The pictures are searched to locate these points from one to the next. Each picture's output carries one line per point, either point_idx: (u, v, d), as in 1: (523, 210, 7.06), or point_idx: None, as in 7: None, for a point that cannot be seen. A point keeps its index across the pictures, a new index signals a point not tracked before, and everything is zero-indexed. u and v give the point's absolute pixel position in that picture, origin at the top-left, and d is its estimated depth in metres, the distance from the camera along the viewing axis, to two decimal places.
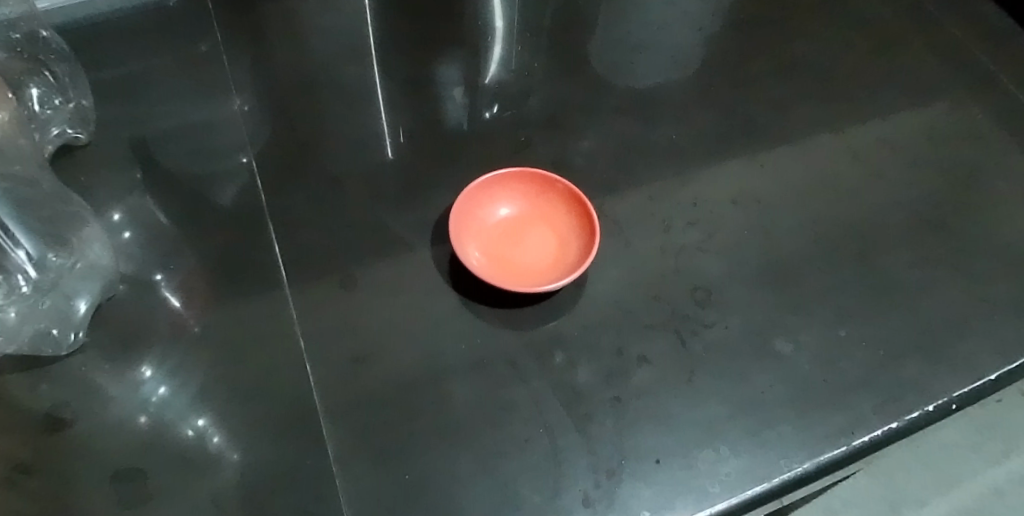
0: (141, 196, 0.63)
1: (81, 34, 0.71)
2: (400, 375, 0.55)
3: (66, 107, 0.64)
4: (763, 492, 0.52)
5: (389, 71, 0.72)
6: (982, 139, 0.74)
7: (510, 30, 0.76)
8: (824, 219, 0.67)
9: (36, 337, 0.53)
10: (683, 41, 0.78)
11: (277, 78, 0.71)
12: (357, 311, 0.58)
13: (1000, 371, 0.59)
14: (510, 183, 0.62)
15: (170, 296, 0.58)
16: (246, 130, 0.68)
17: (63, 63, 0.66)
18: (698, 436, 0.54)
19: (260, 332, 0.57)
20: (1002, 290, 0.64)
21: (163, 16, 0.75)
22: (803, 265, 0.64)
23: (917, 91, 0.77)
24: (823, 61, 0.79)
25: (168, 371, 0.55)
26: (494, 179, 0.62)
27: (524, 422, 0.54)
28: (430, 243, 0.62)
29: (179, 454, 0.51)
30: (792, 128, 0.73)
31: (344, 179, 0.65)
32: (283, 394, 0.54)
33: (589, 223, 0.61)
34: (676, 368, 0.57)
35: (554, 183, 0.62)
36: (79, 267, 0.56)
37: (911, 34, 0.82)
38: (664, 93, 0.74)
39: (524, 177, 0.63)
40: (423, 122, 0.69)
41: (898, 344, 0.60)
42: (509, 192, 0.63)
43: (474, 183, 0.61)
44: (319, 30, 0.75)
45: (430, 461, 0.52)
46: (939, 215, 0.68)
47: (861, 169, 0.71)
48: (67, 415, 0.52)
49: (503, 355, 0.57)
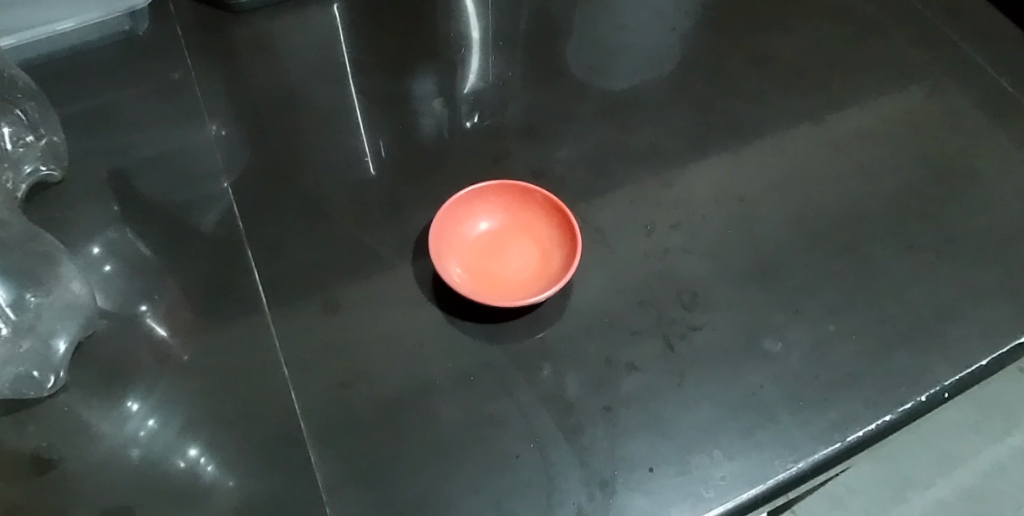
0: (121, 229, 0.63)
1: (47, 65, 0.70)
2: (389, 395, 0.55)
3: (38, 144, 0.63)
4: (759, 494, 0.52)
5: (364, 86, 0.71)
6: (962, 119, 0.74)
7: (484, 38, 0.76)
8: (808, 211, 0.67)
9: (18, 381, 0.54)
10: (659, 41, 0.78)
11: (251, 98, 0.70)
12: (341, 334, 0.58)
13: (993, 356, 0.58)
14: (490, 196, 0.62)
15: (156, 326, 0.58)
16: (222, 155, 0.67)
17: (32, 100, 0.64)
18: (691, 441, 0.53)
19: (245, 364, 0.57)
20: (990, 273, 0.63)
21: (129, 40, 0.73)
22: (790, 260, 0.63)
23: (897, 79, 0.77)
24: (800, 52, 0.78)
25: (156, 404, 0.55)
26: (472, 193, 0.61)
27: (514, 437, 0.53)
28: (414, 260, 0.62)
29: (170, 486, 0.52)
30: (773, 122, 0.73)
31: (324, 198, 0.65)
32: (272, 421, 0.54)
33: (572, 236, 0.60)
34: (666, 373, 0.56)
35: (532, 193, 0.62)
36: (57, 305, 0.57)
37: (887, 21, 0.81)
38: (641, 94, 0.73)
39: (502, 190, 0.62)
40: (403, 137, 0.69)
41: (888, 334, 0.59)
42: (489, 206, 0.62)
43: (452, 199, 0.60)
44: (290, 47, 0.74)
45: (422, 481, 0.52)
46: (924, 200, 0.68)
47: (843, 158, 0.71)
48: (54, 456, 0.52)
49: (490, 369, 0.56)
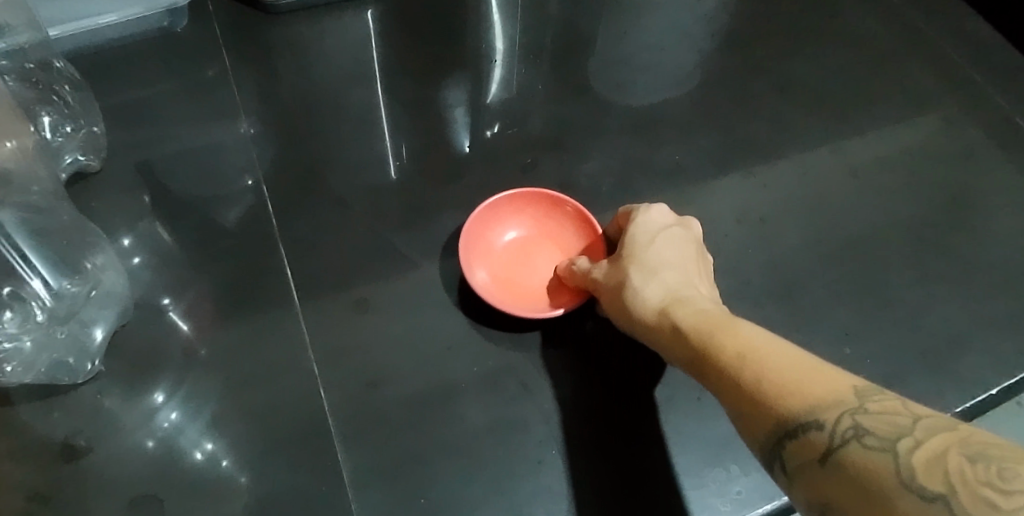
0: (152, 221, 0.64)
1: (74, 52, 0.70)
2: (413, 397, 0.56)
3: (77, 134, 0.64)
4: (773, 509, 0.55)
5: (393, 91, 0.72)
6: (974, 151, 0.76)
7: (511, 48, 0.77)
8: (825, 235, 0.69)
9: (52, 366, 0.55)
10: (683, 60, 0.79)
11: (279, 97, 0.71)
12: (366, 335, 0.59)
13: (1002, 385, 0.62)
14: (522, 202, 0.63)
15: (177, 320, 0.59)
16: (253, 153, 0.68)
17: (75, 92, 0.66)
18: (708, 455, 0.56)
19: (271, 359, 0.58)
20: (998, 305, 0.67)
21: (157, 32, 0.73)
22: (809, 282, 0.66)
23: (913, 108, 0.79)
24: (819, 77, 0.79)
25: (183, 398, 0.56)
26: (504, 199, 0.62)
27: (536, 444, 0.55)
28: (439, 264, 0.63)
29: (194, 480, 0.53)
30: (791, 146, 0.74)
31: (352, 198, 0.66)
32: (298, 418, 0.55)
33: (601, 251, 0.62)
34: (685, 386, 0.58)
35: (562, 204, 0.63)
36: (94, 294, 0.58)
37: (905, 48, 0.83)
38: (664, 112, 0.75)
39: (535, 198, 0.63)
40: (431, 143, 0.70)
41: (901, 360, 0.63)
42: (519, 211, 0.64)
43: (485, 201, 0.61)
44: (321, 47, 0.74)
45: (449, 484, 0.53)
46: (936, 231, 0.70)
47: (859, 185, 0.73)
48: (82, 442, 0.54)
49: (513, 375, 0.58)
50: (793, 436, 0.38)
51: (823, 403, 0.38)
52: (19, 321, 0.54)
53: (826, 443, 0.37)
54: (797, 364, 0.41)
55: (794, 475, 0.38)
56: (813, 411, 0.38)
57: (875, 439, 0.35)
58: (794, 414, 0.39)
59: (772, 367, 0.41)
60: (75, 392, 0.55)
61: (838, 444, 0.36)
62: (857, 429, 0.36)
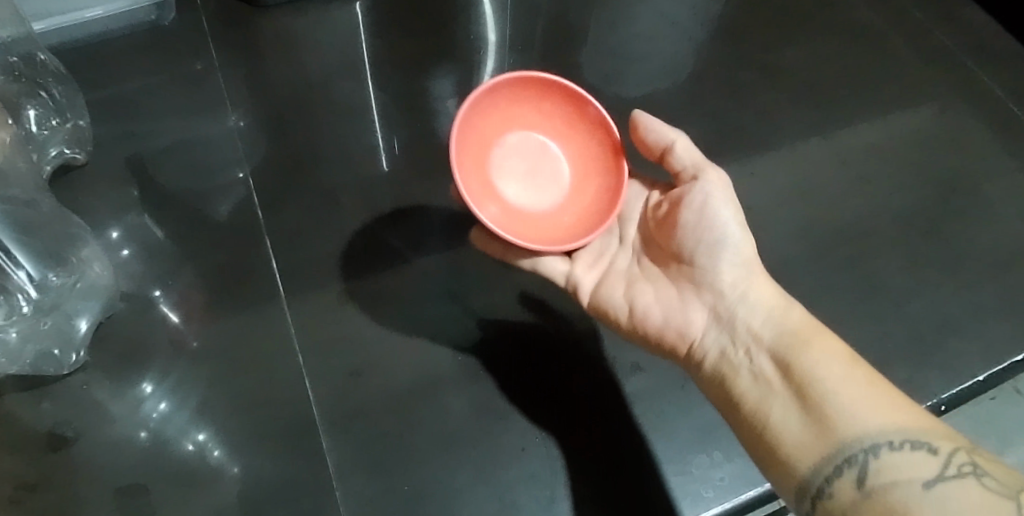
0: (140, 214, 0.64)
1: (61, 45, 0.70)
2: (400, 386, 0.57)
3: (64, 127, 0.65)
4: (755, 496, 0.55)
5: (382, 82, 0.72)
6: (967, 139, 0.76)
7: (501, 38, 0.76)
8: (815, 224, 0.69)
9: (38, 358, 0.55)
10: (675, 49, 0.79)
11: (269, 89, 0.71)
12: (353, 325, 0.59)
13: (990, 372, 0.62)
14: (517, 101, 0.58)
15: (170, 312, 0.60)
16: (242, 146, 0.68)
17: (61, 85, 0.66)
18: (692, 441, 0.56)
19: (258, 350, 0.58)
20: (988, 292, 0.67)
21: (145, 24, 0.73)
22: (798, 271, 0.66)
23: (906, 96, 0.78)
24: (812, 66, 0.79)
25: (171, 388, 0.57)
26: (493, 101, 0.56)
27: (521, 432, 0.56)
28: (427, 255, 0.63)
29: (181, 469, 0.54)
30: (782, 135, 0.74)
31: (340, 189, 0.66)
32: (285, 408, 0.56)
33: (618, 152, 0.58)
34: (670, 375, 0.59)
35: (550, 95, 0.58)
36: (80, 286, 0.58)
37: (898, 35, 0.82)
38: (655, 102, 0.75)
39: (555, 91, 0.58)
40: (420, 135, 0.70)
41: (889, 348, 0.63)
42: (535, 108, 0.59)
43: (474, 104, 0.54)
44: (311, 40, 0.74)
45: (433, 472, 0.54)
46: (927, 219, 0.70)
47: (850, 173, 0.72)
48: (71, 432, 0.55)
49: (500, 364, 0.58)
50: (899, 455, 0.44)
51: (932, 436, 0.45)
52: (4, 314, 0.54)
53: (938, 468, 0.43)
54: (908, 403, 0.47)
55: (874, 490, 0.44)
56: (930, 438, 0.44)
57: (993, 481, 0.42)
58: (912, 438, 0.45)
59: (883, 405, 0.46)
60: (61, 385, 0.56)
61: (955, 475, 0.42)
62: (974, 466, 0.43)
